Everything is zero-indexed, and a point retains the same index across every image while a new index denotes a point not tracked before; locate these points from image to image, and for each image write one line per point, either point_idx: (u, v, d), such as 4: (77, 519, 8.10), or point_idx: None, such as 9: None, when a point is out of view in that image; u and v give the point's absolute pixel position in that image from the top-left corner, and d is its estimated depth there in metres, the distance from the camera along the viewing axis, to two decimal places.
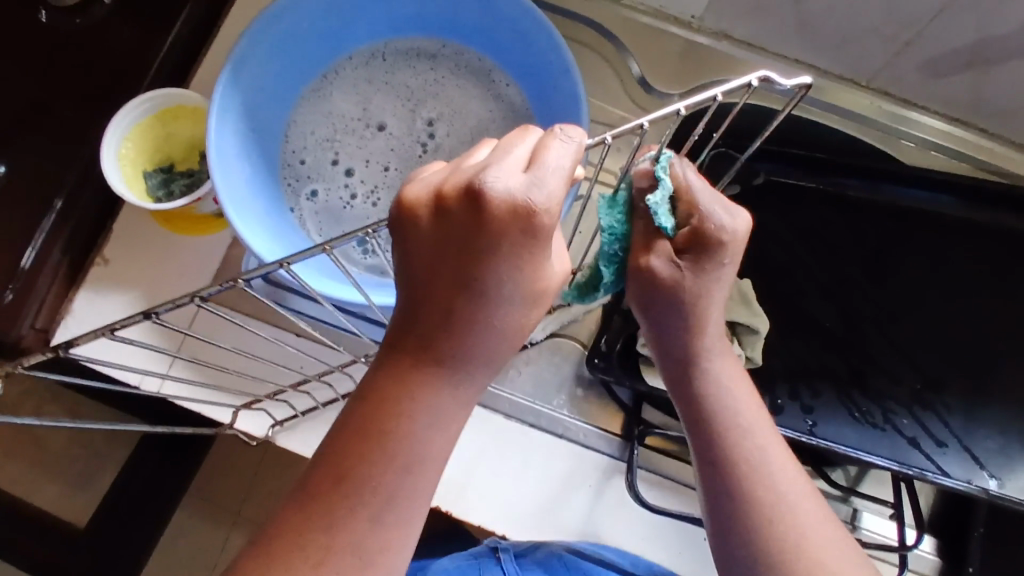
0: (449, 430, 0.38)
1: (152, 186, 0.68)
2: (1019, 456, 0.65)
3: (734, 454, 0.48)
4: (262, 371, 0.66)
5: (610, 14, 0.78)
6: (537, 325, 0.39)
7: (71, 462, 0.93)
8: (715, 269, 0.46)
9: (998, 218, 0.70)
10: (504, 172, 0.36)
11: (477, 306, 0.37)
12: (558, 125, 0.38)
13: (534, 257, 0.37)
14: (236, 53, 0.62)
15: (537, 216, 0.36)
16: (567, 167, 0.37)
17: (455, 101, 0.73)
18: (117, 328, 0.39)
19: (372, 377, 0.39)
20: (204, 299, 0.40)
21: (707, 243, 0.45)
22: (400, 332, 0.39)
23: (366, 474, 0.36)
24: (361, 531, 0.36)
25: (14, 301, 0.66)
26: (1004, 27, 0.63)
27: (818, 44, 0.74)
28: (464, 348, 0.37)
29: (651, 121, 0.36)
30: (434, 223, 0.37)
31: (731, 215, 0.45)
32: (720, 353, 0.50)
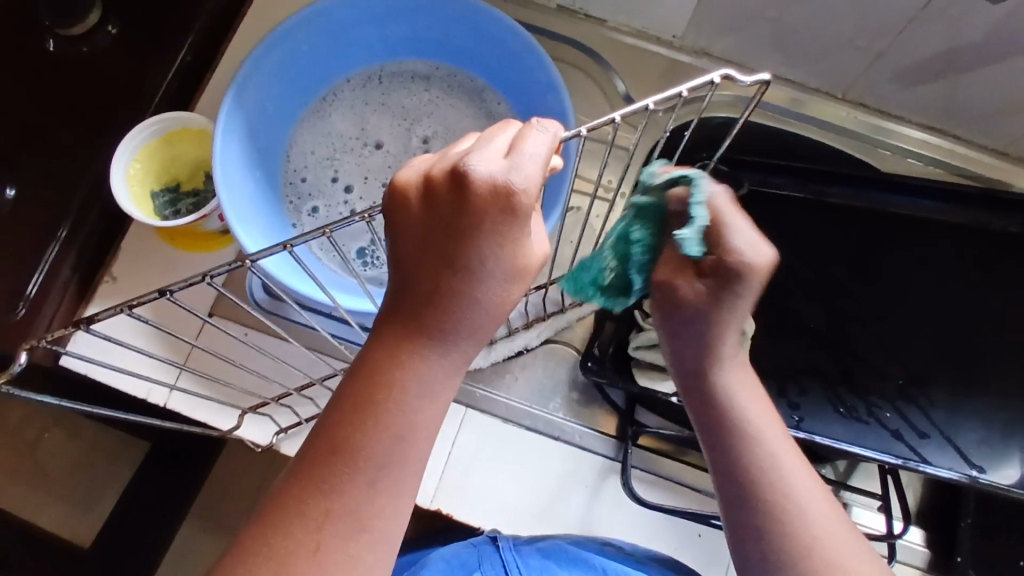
0: (439, 401, 0.41)
1: (159, 206, 0.71)
2: (1002, 446, 0.67)
3: (759, 466, 0.46)
4: (265, 373, 0.69)
5: (595, 34, 0.82)
6: (519, 301, 0.41)
7: (75, 482, 0.94)
8: (734, 295, 0.46)
9: (974, 218, 0.73)
10: (486, 157, 0.39)
11: (462, 281, 0.40)
12: (535, 117, 0.42)
13: (514, 235, 0.39)
14: (240, 77, 0.65)
15: (516, 197, 0.39)
16: (544, 154, 0.40)
17: (449, 119, 0.76)
18: (135, 304, 0.42)
19: (366, 351, 0.41)
20: (213, 279, 0.43)
21: (726, 270, 0.46)
22: (392, 309, 0.41)
23: (361, 440, 0.39)
24: (357, 495, 0.38)
25: (25, 318, 0.69)
26: (971, 36, 0.66)
27: (794, 57, 0.78)
28: (450, 322, 0.40)
29: (622, 115, 0.41)
30: (421, 205, 0.40)
31: (753, 250, 0.45)
32: (736, 367, 0.49)
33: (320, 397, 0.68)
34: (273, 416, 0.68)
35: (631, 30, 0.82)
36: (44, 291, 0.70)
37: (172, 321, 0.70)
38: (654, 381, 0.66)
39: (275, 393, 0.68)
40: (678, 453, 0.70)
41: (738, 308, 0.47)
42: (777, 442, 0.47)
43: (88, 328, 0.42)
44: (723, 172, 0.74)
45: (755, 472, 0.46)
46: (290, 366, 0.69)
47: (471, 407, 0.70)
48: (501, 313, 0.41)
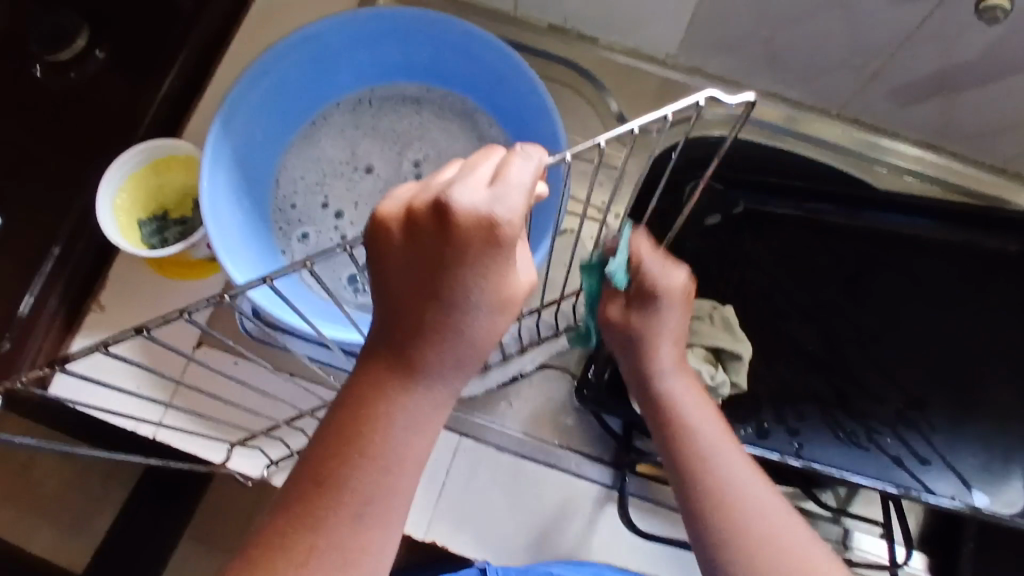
0: (426, 433, 0.40)
1: (146, 235, 0.70)
2: (1003, 472, 0.66)
3: (697, 465, 0.52)
4: (253, 404, 0.68)
5: (587, 54, 0.81)
6: (507, 331, 0.40)
7: (65, 507, 0.93)
8: (657, 312, 0.52)
9: (972, 237, 0.72)
10: (469, 189, 0.38)
11: (448, 314, 0.39)
12: (519, 143, 0.40)
13: (500, 266, 0.38)
14: (227, 103, 0.64)
15: (501, 230, 0.37)
16: (530, 182, 0.38)
17: (441, 142, 0.75)
18: (110, 345, 0.40)
19: (351, 383, 0.40)
20: (192, 314, 0.41)
21: (648, 296, 0.51)
22: (376, 341, 0.40)
23: (345, 475, 0.38)
24: (342, 531, 0.37)
25: (10, 350, 0.68)
26: (966, 55, 0.66)
27: (788, 75, 0.77)
28: (436, 354, 0.39)
29: (605, 140, 0.37)
30: (404, 237, 0.39)
31: (665, 273, 0.51)
32: (675, 373, 0.55)
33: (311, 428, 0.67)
34: (263, 447, 0.67)
35: (623, 49, 0.81)
36: (30, 323, 0.69)
37: (158, 355, 0.69)
38: None
39: (264, 426, 0.67)
40: None
41: (666, 321, 0.53)
42: (716, 446, 0.53)
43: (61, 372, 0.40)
44: (718, 191, 0.74)
45: (693, 469, 0.52)
46: (280, 395, 0.68)
47: (465, 435, 0.69)
48: (488, 343, 0.40)
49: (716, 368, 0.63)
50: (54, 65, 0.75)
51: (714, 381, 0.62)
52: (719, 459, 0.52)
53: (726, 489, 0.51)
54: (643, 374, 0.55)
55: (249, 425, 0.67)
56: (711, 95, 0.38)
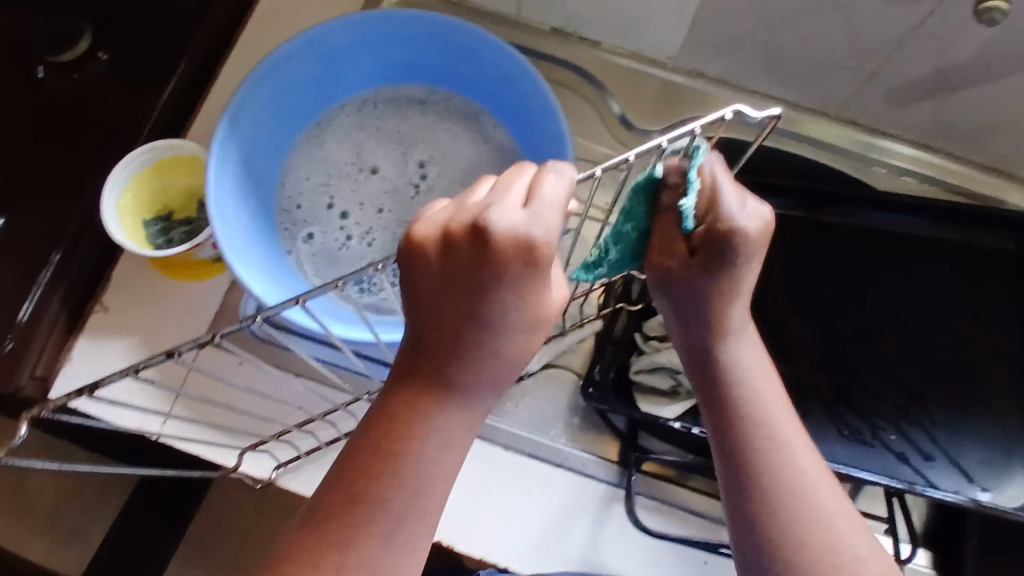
0: (457, 452, 0.40)
1: (151, 235, 0.70)
2: (1004, 466, 0.66)
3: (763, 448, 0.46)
4: (262, 410, 0.67)
5: (589, 57, 0.82)
6: (539, 348, 0.41)
7: (62, 516, 0.92)
8: (739, 262, 0.44)
9: (968, 235, 0.73)
10: (505, 210, 0.38)
11: (484, 335, 0.39)
12: (550, 160, 0.41)
13: (536, 287, 0.39)
14: (234, 104, 0.65)
15: (538, 250, 0.38)
16: (563, 201, 0.39)
17: (445, 143, 0.76)
18: (142, 367, 0.42)
19: (382, 402, 0.40)
20: (223, 336, 0.44)
21: (719, 238, 0.43)
22: (409, 360, 0.40)
23: (378, 493, 0.38)
24: (374, 550, 0.38)
25: (14, 350, 0.68)
26: (961, 56, 0.67)
27: (787, 78, 0.78)
28: (472, 375, 0.39)
29: (636, 155, 0.40)
30: (441, 258, 0.39)
31: (744, 204, 0.44)
32: (741, 340, 0.49)
33: (320, 430, 0.67)
34: (272, 450, 0.67)
35: (624, 52, 0.81)
36: (33, 325, 0.68)
37: (166, 358, 0.69)
38: (657, 406, 0.66)
39: (274, 430, 0.67)
40: (681, 478, 0.69)
41: (742, 275, 0.45)
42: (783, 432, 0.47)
43: (92, 393, 0.41)
44: None
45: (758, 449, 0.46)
46: (294, 400, 0.68)
47: None
48: (521, 362, 0.40)
49: None
50: (55, 66, 0.75)
51: None
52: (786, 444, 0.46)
53: (785, 463, 0.46)
54: (707, 337, 0.48)
55: (261, 431, 0.67)
56: (735, 112, 0.40)
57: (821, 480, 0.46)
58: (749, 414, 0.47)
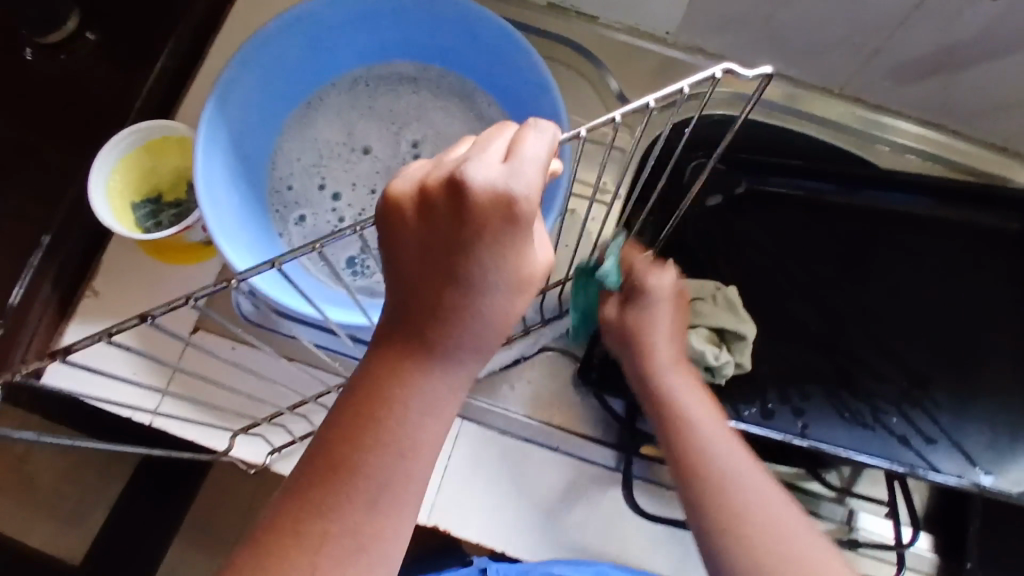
0: (441, 417, 0.39)
1: (140, 218, 0.69)
2: (1008, 451, 0.65)
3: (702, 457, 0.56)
4: (256, 393, 0.67)
5: (587, 33, 0.80)
6: (526, 311, 0.40)
7: (61, 500, 0.92)
8: (649, 307, 0.60)
9: (972, 216, 0.72)
10: (484, 165, 0.37)
11: (464, 294, 0.38)
12: (532, 117, 0.39)
13: (517, 243, 0.38)
14: (221, 82, 0.63)
15: (518, 206, 0.37)
16: (544, 156, 0.38)
17: (439, 123, 0.74)
18: (114, 332, 0.38)
19: (364, 367, 0.39)
20: (197, 298, 0.40)
21: (638, 292, 0.60)
22: (391, 324, 0.39)
23: (360, 459, 0.37)
24: (356, 514, 0.37)
25: (4, 335, 0.67)
26: (969, 30, 0.65)
27: (790, 54, 0.76)
28: (454, 336, 0.38)
29: (622, 115, 0.38)
30: (419, 216, 0.38)
31: (657, 276, 0.60)
32: (673, 369, 0.60)
33: (313, 414, 0.66)
34: (266, 435, 0.66)
35: (623, 28, 0.79)
36: (23, 310, 0.68)
37: (156, 343, 0.68)
38: None
39: (267, 412, 0.67)
40: None
41: (659, 318, 0.60)
42: (719, 444, 0.56)
43: (62, 359, 0.37)
44: (721, 171, 0.74)
45: (696, 456, 0.56)
46: (288, 383, 0.68)
47: (466, 419, 0.68)
48: (506, 325, 0.39)
49: (720, 349, 0.64)
50: (43, 49, 0.74)
51: (718, 361, 0.63)
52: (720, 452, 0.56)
53: (717, 471, 0.55)
54: (644, 367, 0.59)
55: (254, 414, 0.67)
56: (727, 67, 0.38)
57: (756, 479, 0.54)
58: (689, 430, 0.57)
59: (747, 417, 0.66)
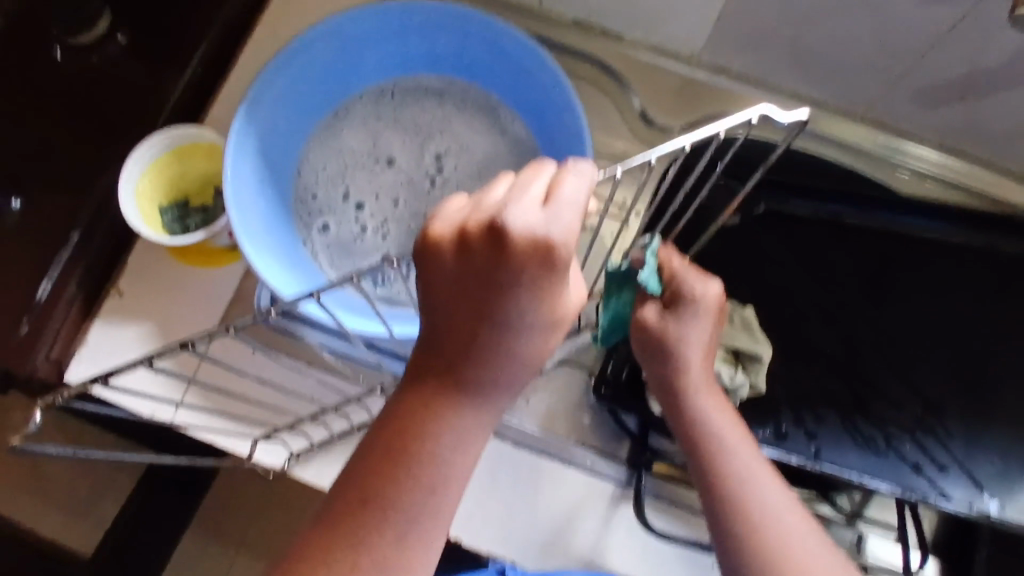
0: (470, 451, 0.40)
1: (167, 221, 0.70)
2: (1019, 480, 0.65)
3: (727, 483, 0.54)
4: (276, 400, 0.68)
5: (611, 50, 0.81)
6: (556, 349, 0.41)
7: (76, 489, 0.93)
8: (692, 320, 0.54)
9: (992, 242, 0.72)
10: (524, 210, 0.38)
11: (500, 335, 0.39)
12: (569, 159, 0.40)
13: (554, 286, 0.39)
14: (252, 90, 0.64)
15: (556, 250, 0.38)
16: (582, 200, 0.39)
17: (463, 137, 0.75)
18: (156, 357, 0.44)
19: (397, 400, 0.41)
20: (235, 329, 0.47)
21: (681, 301, 0.54)
22: (425, 361, 0.40)
23: (392, 493, 0.38)
24: (387, 548, 0.38)
25: (29, 334, 0.68)
26: (995, 58, 0.65)
27: (813, 76, 0.76)
28: (486, 374, 0.40)
29: (659, 156, 0.40)
30: (457, 258, 0.39)
31: (701, 284, 0.55)
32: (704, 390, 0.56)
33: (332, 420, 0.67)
34: (285, 440, 0.67)
35: (647, 46, 0.80)
36: (49, 307, 0.69)
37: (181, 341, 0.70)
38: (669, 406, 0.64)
39: (286, 421, 0.68)
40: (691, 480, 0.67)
41: (696, 332, 0.55)
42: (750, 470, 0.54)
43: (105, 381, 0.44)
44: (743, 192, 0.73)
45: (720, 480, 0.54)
46: (307, 392, 0.69)
47: None
48: (537, 364, 0.40)
49: (735, 370, 0.64)
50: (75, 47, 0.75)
51: (732, 382, 0.63)
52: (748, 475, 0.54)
53: (746, 499, 0.53)
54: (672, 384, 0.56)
55: (272, 421, 0.68)
56: (763, 112, 0.40)
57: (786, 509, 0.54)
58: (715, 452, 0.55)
59: (762, 437, 0.66)
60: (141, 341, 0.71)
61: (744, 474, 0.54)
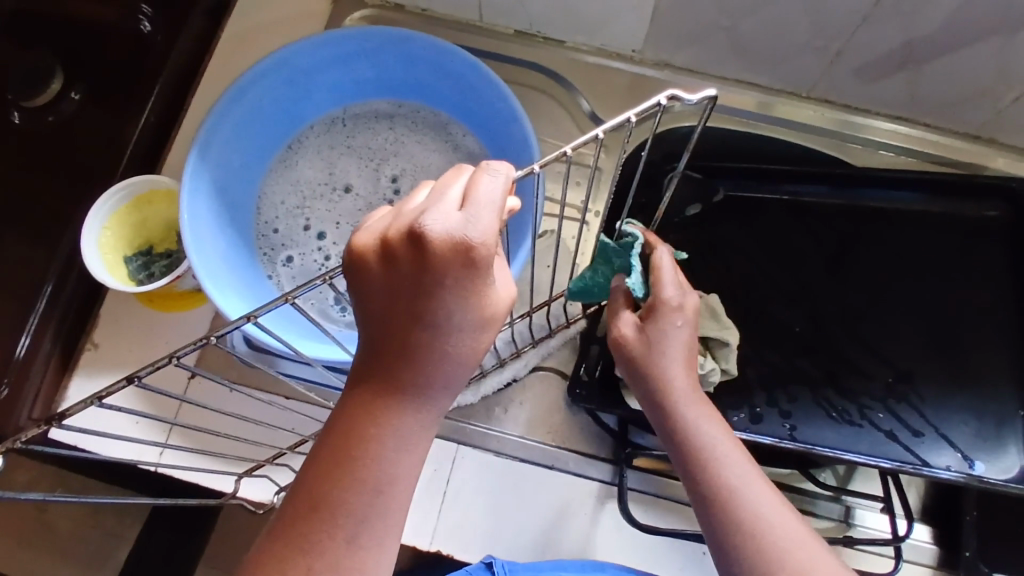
0: (416, 451, 0.41)
1: (133, 270, 0.71)
2: (996, 439, 0.66)
3: (722, 495, 0.49)
4: (255, 435, 0.69)
5: (555, 57, 0.82)
6: (491, 346, 0.42)
7: (82, 545, 0.93)
8: (670, 327, 0.52)
9: (945, 209, 0.73)
10: (442, 214, 0.38)
11: (432, 336, 0.40)
12: (486, 160, 0.41)
13: (478, 285, 0.39)
14: (202, 135, 0.65)
15: (476, 250, 0.38)
16: (499, 199, 0.39)
17: (417, 156, 0.76)
18: (104, 396, 0.40)
19: (340, 408, 0.41)
20: (181, 358, 0.42)
21: (664, 309, 0.51)
22: (364, 368, 0.41)
23: (338, 498, 0.39)
24: (339, 550, 0.39)
25: (7, 396, 0.68)
26: (928, 26, 0.66)
27: (754, 63, 0.77)
28: (424, 374, 0.40)
29: (573, 149, 0.40)
30: (383, 266, 0.40)
31: (682, 292, 0.52)
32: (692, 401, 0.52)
33: None
34: (272, 474, 0.68)
35: (590, 49, 0.81)
36: (26, 365, 0.70)
37: (166, 380, 0.71)
38: None
39: (269, 454, 0.68)
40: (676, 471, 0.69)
41: (677, 338, 0.52)
42: (745, 483, 0.49)
43: (60, 423, 0.40)
44: (697, 180, 0.75)
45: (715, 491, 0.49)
46: (281, 424, 0.69)
47: (464, 443, 0.69)
48: (472, 362, 0.41)
49: (705, 357, 0.64)
50: (29, 110, 0.76)
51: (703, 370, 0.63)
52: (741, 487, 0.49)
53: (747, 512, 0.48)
54: (659, 396, 0.52)
55: (255, 456, 0.68)
56: (669, 95, 0.40)
57: (784, 522, 0.48)
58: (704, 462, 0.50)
59: (737, 422, 0.66)
60: None
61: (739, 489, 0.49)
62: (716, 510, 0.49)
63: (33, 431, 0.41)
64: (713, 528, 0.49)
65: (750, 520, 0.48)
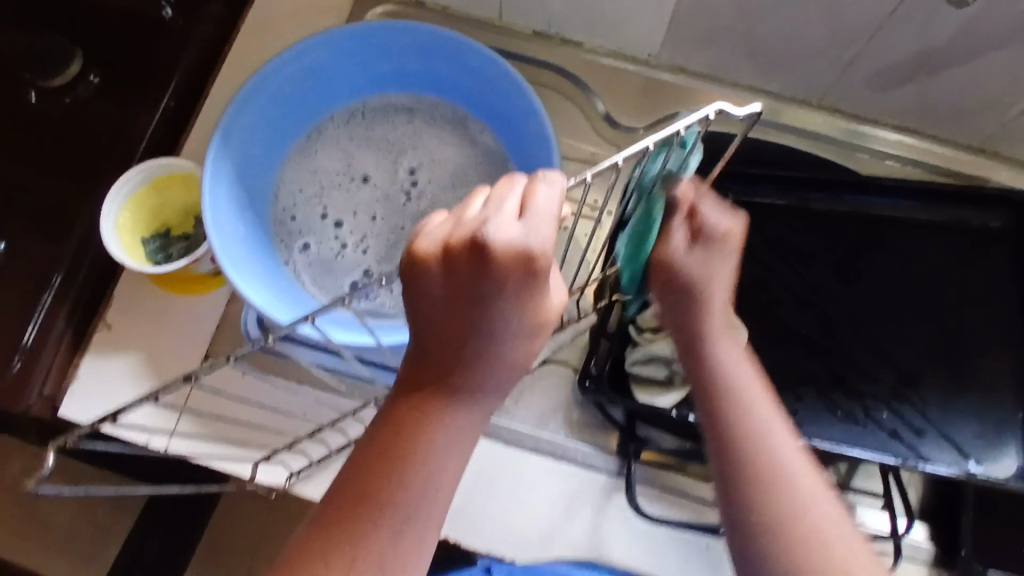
0: (462, 451, 0.44)
1: (150, 252, 0.72)
2: (996, 440, 0.68)
3: (735, 409, 0.52)
4: (272, 423, 0.69)
5: (573, 58, 0.83)
6: (537, 353, 0.44)
7: None
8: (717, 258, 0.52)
9: (954, 215, 0.75)
10: (502, 223, 0.40)
11: (486, 345, 0.42)
12: (540, 170, 0.42)
13: (533, 295, 0.41)
14: (225, 121, 0.66)
15: (535, 260, 0.40)
16: (554, 209, 0.41)
17: (434, 150, 0.77)
18: (161, 392, 0.43)
19: (391, 406, 0.44)
20: (240, 356, 0.45)
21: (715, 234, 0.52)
22: (417, 372, 0.43)
23: (389, 493, 0.41)
24: (385, 543, 0.41)
25: (22, 370, 0.69)
26: (939, 36, 0.68)
27: (768, 69, 0.79)
28: (476, 379, 0.43)
29: (624, 159, 0.43)
30: (442, 272, 0.41)
31: (729, 214, 0.53)
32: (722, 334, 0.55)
33: (329, 437, 0.69)
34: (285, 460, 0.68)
35: (607, 51, 0.83)
36: (39, 346, 0.70)
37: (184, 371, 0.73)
38: (654, 396, 0.66)
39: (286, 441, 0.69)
40: (683, 466, 0.70)
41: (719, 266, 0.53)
42: (766, 416, 0.53)
43: (116, 420, 0.42)
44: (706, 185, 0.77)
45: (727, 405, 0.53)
46: (294, 412, 0.70)
47: None
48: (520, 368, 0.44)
49: None
50: (48, 91, 0.76)
51: None
52: (755, 412, 0.53)
53: (754, 429, 0.52)
54: (694, 323, 0.54)
55: (272, 444, 0.68)
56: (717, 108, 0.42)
57: (803, 468, 0.51)
58: (727, 382, 0.53)
59: None
60: (133, 373, 0.72)
61: (749, 403, 0.53)
62: (724, 425, 0.52)
63: (84, 429, 0.43)
64: (721, 443, 0.52)
65: (763, 450, 0.51)
